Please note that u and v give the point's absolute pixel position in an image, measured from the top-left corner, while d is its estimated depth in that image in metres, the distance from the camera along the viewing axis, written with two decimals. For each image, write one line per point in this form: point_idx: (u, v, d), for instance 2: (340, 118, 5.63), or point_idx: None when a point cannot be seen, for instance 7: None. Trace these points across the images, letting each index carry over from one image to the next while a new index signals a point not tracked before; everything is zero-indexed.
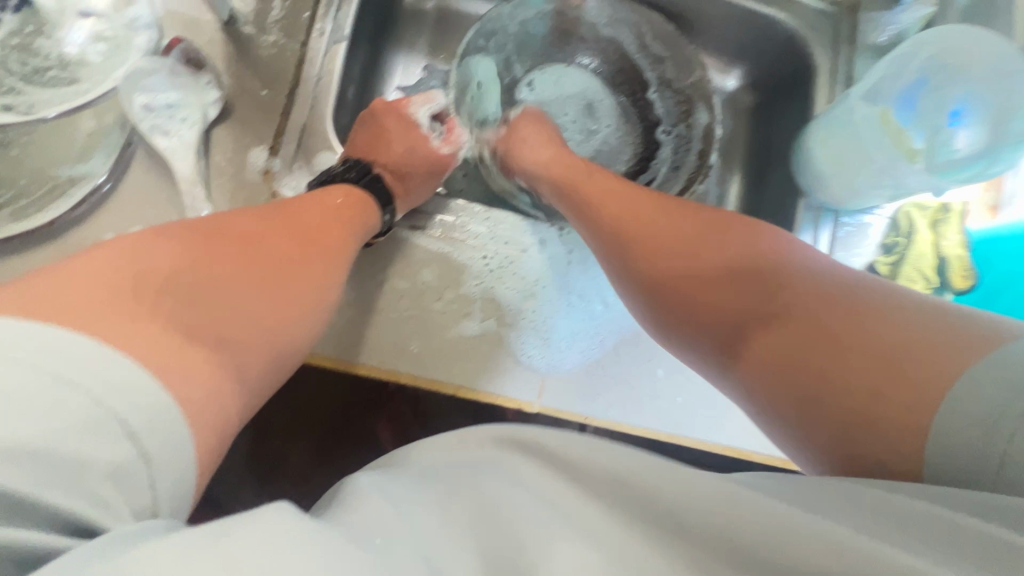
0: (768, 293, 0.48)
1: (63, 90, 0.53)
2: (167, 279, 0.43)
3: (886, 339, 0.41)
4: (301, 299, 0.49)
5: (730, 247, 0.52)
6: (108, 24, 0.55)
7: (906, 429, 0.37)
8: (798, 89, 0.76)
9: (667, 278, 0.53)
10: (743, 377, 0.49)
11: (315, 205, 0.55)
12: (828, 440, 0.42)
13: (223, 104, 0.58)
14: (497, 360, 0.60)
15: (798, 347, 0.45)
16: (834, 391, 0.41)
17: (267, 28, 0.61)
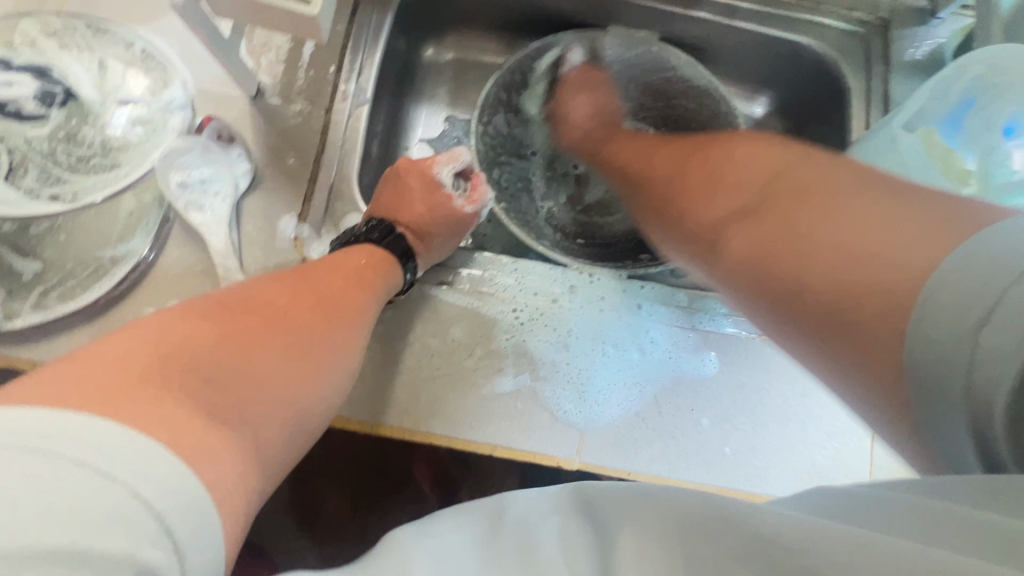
0: (774, 183, 0.46)
1: (105, 176, 0.55)
2: (190, 354, 0.40)
3: (895, 218, 0.37)
4: (328, 378, 0.47)
5: (732, 171, 0.51)
6: (146, 108, 0.58)
7: (882, 352, 0.34)
8: (831, 112, 0.73)
9: (670, 198, 0.56)
10: (727, 287, 0.48)
11: (339, 268, 0.55)
12: (769, 298, 0.43)
13: (253, 175, 0.59)
14: (532, 416, 0.58)
15: (781, 242, 0.42)
16: (853, 260, 0.37)
17: (292, 98, 0.62)
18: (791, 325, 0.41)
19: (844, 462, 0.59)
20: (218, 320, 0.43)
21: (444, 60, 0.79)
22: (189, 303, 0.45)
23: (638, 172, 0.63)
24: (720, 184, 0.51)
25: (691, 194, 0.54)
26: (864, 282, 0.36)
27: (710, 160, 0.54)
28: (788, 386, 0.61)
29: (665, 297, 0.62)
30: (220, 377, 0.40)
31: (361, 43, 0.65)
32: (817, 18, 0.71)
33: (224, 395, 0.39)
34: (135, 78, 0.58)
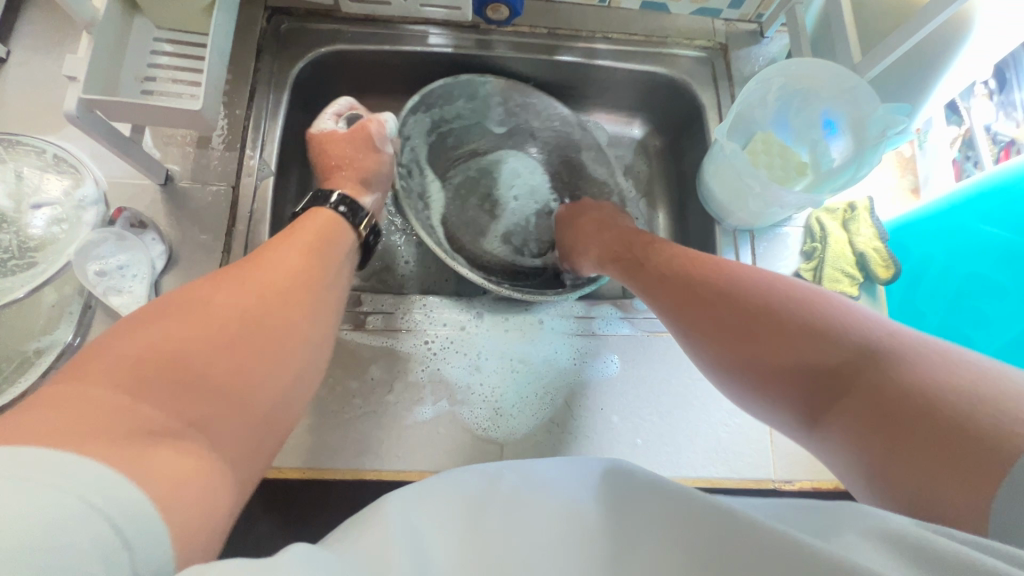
0: (798, 332, 0.46)
1: (24, 274, 0.59)
2: (128, 407, 0.37)
3: (908, 367, 0.39)
4: (261, 390, 0.46)
5: (745, 294, 0.51)
6: (61, 207, 0.62)
7: (932, 474, 0.33)
8: (694, 128, 0.82)
9: (677, 279, 0.58)
10: (773, 394, 0.47)
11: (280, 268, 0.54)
12: (818, 400, 0.43)
13: (168, 254, 0.64)
14: (454, 438, 0.62)
15: (844, 382, 0.42)
16: (862, 399, 0.40)
17: (201, 179, 0.68)
18: (815, 416, 0.44)
19: (745, 435, 0.65)
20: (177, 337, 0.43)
21: None
22: (83, 363, 0.40)
23: (659, 275, 0.61)
24: (747, 311, 0.50)
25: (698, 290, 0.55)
26: (951, 438, 0.33)
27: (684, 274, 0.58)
28: (687, 374, 0.67)
29: (564, 310, 0.69)
30: (152, 396, 0.39)
31: (261, 122, 0.72)
32: (666, 49, 0.81)
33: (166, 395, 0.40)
34: (51, 182, 0.63)
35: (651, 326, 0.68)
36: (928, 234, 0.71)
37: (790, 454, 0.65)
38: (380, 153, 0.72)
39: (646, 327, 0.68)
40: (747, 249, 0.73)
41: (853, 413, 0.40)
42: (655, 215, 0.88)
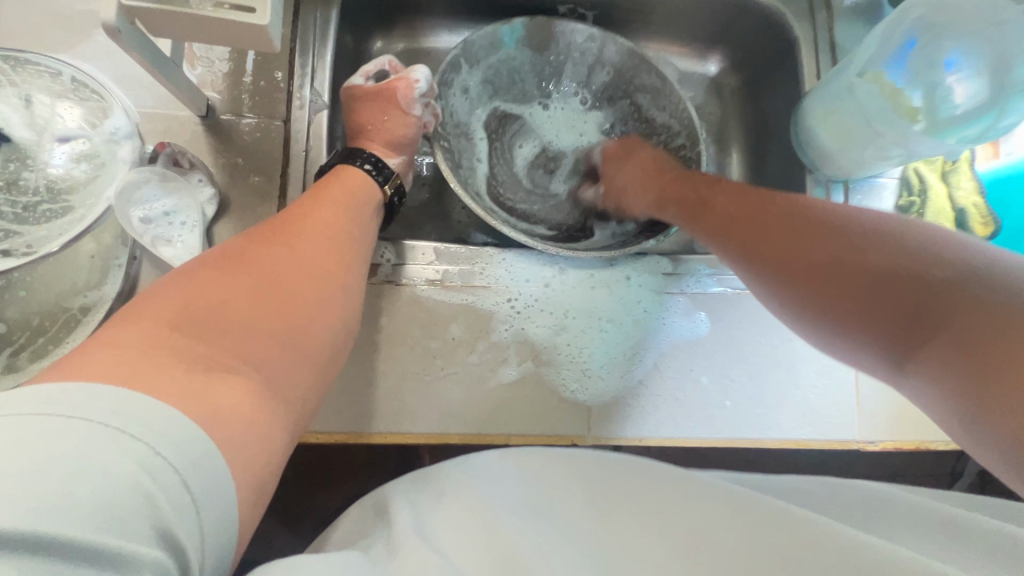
0: (863, 279, 0.42)
1: (59, 222, 0.51)
2: (168, 319, 0.37)
3: (976, 284, 0.36)
4: (316, 329, 0.44)
5: (812, 232, 0.47)
6: (87, 141, 0.53)
7: (1008, 384, 0.31)
8: (783, 66, 0.74)
9: (738, 221, 0.53)
10: (824, 329, 0.44)
11: (306, 207, 0.50)
12: (894, 349, 0.39)
13: (219, 199, 0.56)
14: (541, 400, 0.59)
15: (907, 318, 0.38)
16: (971, 315, 0.35)
17: (247, 112, 0.59)
18: (880, 356, 0.41)
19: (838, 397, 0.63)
20: (217, 276, 0.41)
21: (395, 52, 0.76)
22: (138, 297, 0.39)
23: (724, 210, 0.55)
24: (824, 236, 0.46)
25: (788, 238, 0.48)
26: (1002, 347, 0.32)
27: (756, 216, 0.52)
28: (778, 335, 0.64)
29: (651, 266, 0.64)
30: (205, 338, 0.37)
31: (309, 46, 0.62)
32: None
33: (215, 340, 0.37)
34: (69, 111, 0.53)
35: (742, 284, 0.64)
36: None
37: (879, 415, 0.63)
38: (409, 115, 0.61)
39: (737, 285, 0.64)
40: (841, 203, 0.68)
41: (947, 372, 0.35)
42: (730, 161, 0.81)
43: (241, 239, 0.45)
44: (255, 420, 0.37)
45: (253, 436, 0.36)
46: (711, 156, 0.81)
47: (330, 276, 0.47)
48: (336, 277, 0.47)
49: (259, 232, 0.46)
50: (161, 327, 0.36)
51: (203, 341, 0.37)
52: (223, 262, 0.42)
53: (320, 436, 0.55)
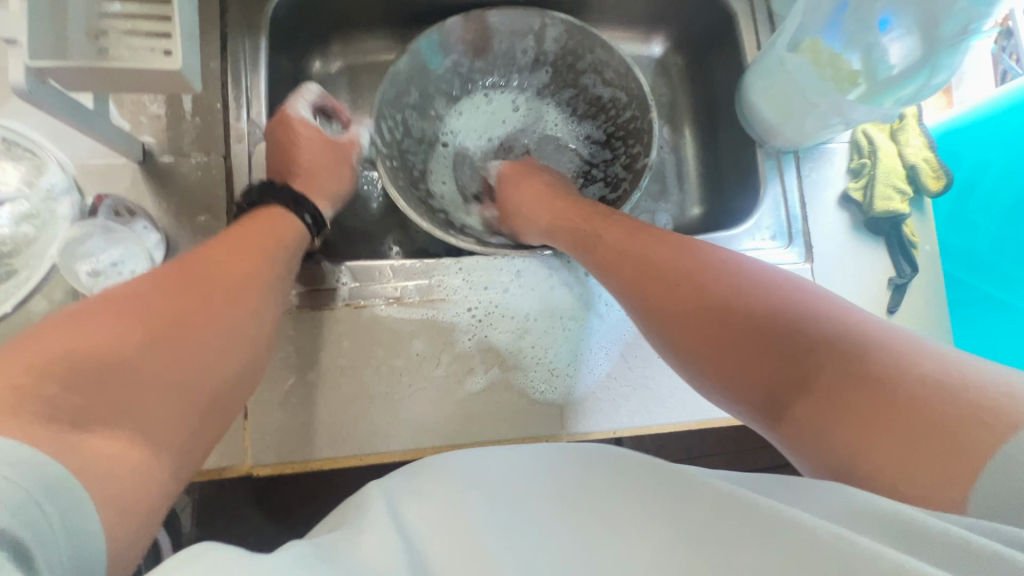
0: (771, 347, 0.42)
1: (5, 284, 0.52)
2: (51, 365, 0.36)
3: (890, 371, 0.37)
4: (217, 367, 0.44)
5: (679, 264, 0.50)
6: (25, 201, 0.53)
7: (906, 477, 0.33)
8: (725, 41, 0.73)
9: (640, 258, 0.52)
10: (738, 386, 0.44)
11: (223, 245, 0.50)
12: (789, 433, 0.41)
13: (166, 243, 0.57)
14: (512, 405, 0.59)
15: (823, 397, 0.39)
16: (852, 402, 0.37)
17: (185, 151, 0.59)
18: (802, 447, 0.40)
19: None
20: (93, 318, 0.40)
21: (335, 70, 0.75)
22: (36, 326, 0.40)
23: (606, 258, 0.55)
24: (708, 293, 0.47)
25: (670, 281, 0.49)
26: (951, 454, 0.32)
27: (666, 265, 0.50)
28: None
29: None
30: (85, 386, 0.37)
31: (241, 77, 0.61)
32: None
33: (96, 388, 0.37)
34: (2, 171, 0.53)
35: None
36: (985, 139, 0.68)
37: None
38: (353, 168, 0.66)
39: None
40: (792, 173, 0.68)
41: (830, 454, 0.37)
42: (684, 141, 0.81)
43: (140, 280, 0.45)
44: (129, 459, 0.36)
45: (124, 470, 0.35)
46: (665, 138, 0.81)
47: (230, 302, 0.46)
48: (236, 313, 0.46)
49: (161, 270, 0.46)
50: (37, 369, 0.36)
51: (81, 386, 0.36)
52: (109, 304, 0.42)
53: (296, 465, 0.56)
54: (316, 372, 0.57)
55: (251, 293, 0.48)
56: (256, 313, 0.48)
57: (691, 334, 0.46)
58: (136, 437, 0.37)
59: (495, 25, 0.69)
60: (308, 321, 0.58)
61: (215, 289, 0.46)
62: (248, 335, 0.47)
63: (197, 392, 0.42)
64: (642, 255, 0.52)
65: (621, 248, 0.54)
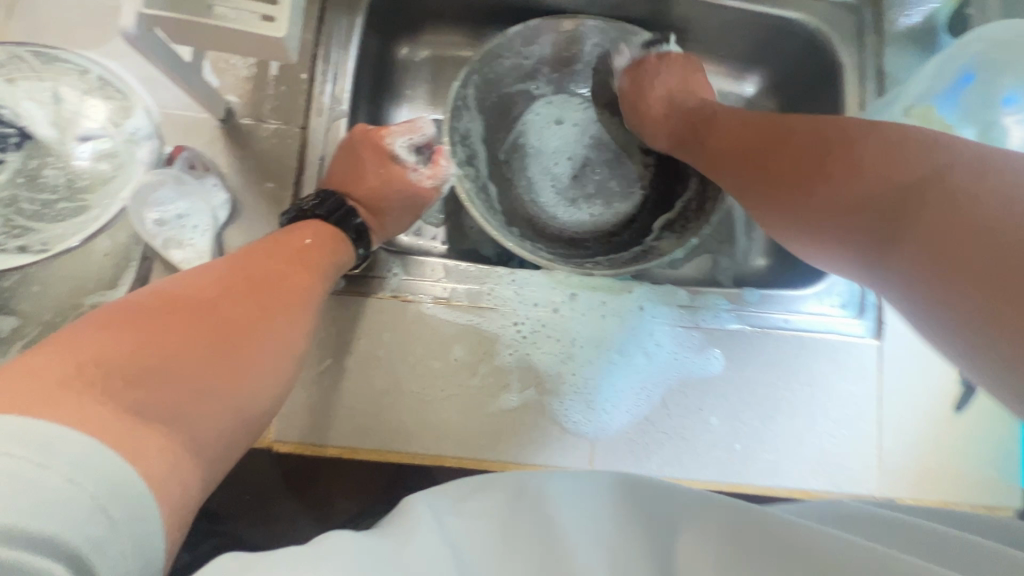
0: (903, 197, 0.40)
1: (73, 220, 0.51)
2: (116, 354, 0.34)
3: (985, 206, 0.36)
4: (270, 366, 0.42)
5: (896, 161, 0.41)
6: (109, 141, 0.54)
7: (1002, 277, 0.33)
8: (825, 94, 0.70)
9: (767, 161, 0.51)
10: (892, 269, 0.40)
11: (284, 250, 0.49)
12: (875, 237, 0.42)
13: (231, 204, 0.57)
14: (541, 429, 0.57)
15: (904, 222, 0.39)
16: (932, 222, 0.37)
17: (265, 116, 0.59)
18: (901, 278, 0.40)
19: (854, 449, 0.60)
20: (158, 321, 0.38)
21: (420, 58, 0.74)
22: (102, 311, 0.38)
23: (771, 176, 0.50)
24: (858, 177, 0.43)
25: (817, 180, 0.46)
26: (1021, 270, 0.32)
27: (806, 148, 0.48)
28: (795, 378, 0.61)
29: (667, 296, 0.61)
30: (150, 386, 0.34)
31: (331, 51, 0.61)
32: None
33: (163, 388, 0.35)
34: (94, 108, 0.54)
35: (760, 321, 0.61)
36: None
37: (895, 472, 0.60)
38: (414, 178, 0.61)
39: (755, 322, 0.61)
40: None
41: (909, 254, 0.39)
42: None
43: (199, 282, 0.43)
44: (179, 469, 0.33)
45: (174, 479, 0.33)
46: None
47: (285, 319, 0.44)
48: (292, 328, 0.44)
49: (224, 273, 0.44)
50: (96, 358, 0.34)
51: (146, 387, 0.34)
52: (177, 305, 0.40)
53: (315, 448, 0.55)
54: (352, 360, 0.56)
55: (305, 315, 0.46)
56: (307, 332, 0.46)
57: (814, 204, 0.46)
58: (189, 446, 0.35)
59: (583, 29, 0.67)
60: (352, 305, 0.57)
61: (273, 299, 0.44)
62: (298, 358, 0.45)
63: (247, 405, 0.39)
64: (784, 158, 0.49)
65: (751, 138, 0.53)
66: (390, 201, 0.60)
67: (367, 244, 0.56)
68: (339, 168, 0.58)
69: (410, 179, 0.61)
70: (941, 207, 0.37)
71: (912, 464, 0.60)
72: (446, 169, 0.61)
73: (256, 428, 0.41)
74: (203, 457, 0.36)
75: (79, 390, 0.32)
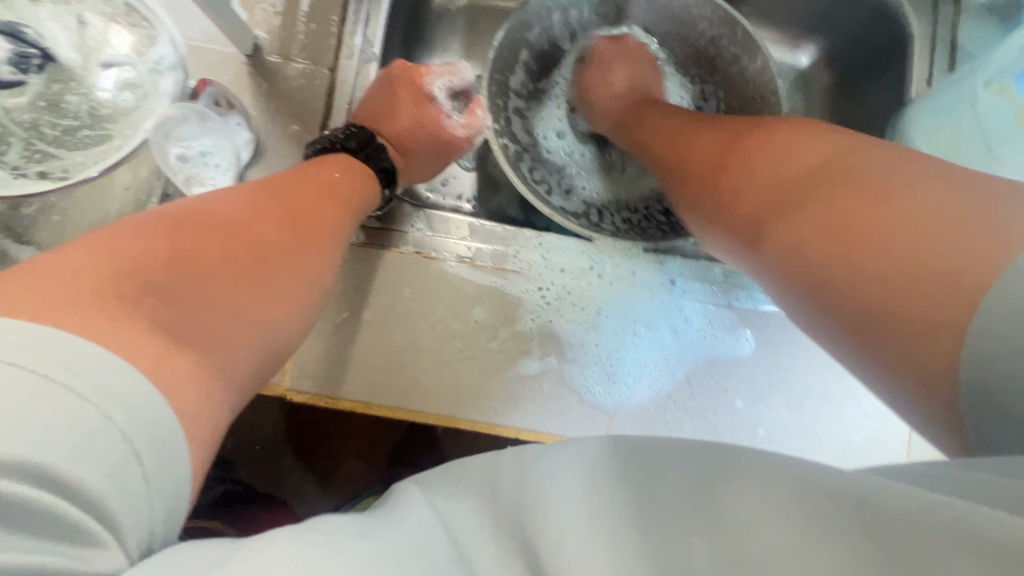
0: (788, 153, 0.39)
1: (95, 149, 0.50)
2: (149, 269, 0.34)
3: (930, 214, 0.30)
4: (297, 297, 0.41)
5: (768, 160, 0.40)
6: (133, 70, 0.52)
7: (925, 295, 0.29)
8: (887, 68, 0.65)
9: (694, 162, 0.47)
10: (824, 314, 0.35)
11: (312, 181, 0.47)
12: (809, 293, 0.35)
13: (255, 144, 0.55)
14: (561, 399, 0.56)
15: (824, 220, 0.34)
16: (833, 208, 0.34)
17: (293, 55, 0.56)
18: (828, 318, 0.34)
19: (882, 443, 0.57)
20: (192, 237, 0.37)
21: (456, 7, 0.71)
22: (135, 219, 0.37)
23: (671, 156, 0.51)
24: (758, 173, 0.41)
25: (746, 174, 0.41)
26: (927, 272, 0.29)
27: (758, 170, 0.41)
28: (828, 364, 0.58)
29: (699, 272, 0.59)
30: (180, 308, 0.34)
31: None
32: None
33: (191, 308, 0.34)
34: (118, 35, 0.52)
35: None
36: None
37: None
38: (449, 124, 0.59)
39: None
40: None
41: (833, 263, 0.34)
42: None
43: (232, 203, 0.41)
44: (210, 396, 0.33)
45: (203, 411, 0.32)
46: None
47: (312, 254, 0.43)
48: (323, 260, 0.44)
49: (257, 196, 0.43)
50: (124, 270, 0.33)
51: (174, 309, 0.34)
52: (208, 225, 0.39)
53: (330, 401, 0.54)
54: (371, 314, 0.55)
55: (334, 253, 0.45)
56: (334, 272, 0.45)
57: (772, 235, 0.38)
58: (221, 369, 0.34)
59: None
60: (372, 258, 0.55)
61: (304, 230, 0.43)
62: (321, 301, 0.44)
63: (271, 336, 0.39)
64: (736, 163, 0.43)
65: (701, 147, 0.47)
66: (421, 141, 0.59)
67: (393, 186, 0.56)
68: (369, 103, 0.56)
69: (444, 124, 0.59)
70: (835, 199, 0.34)
71: (941, 462, 0.57)
72: (482, 120, 0.59)
73: (278, 362, 0.40)
74: (233, 386, 0.35)
75: (110, 305, 0.31)
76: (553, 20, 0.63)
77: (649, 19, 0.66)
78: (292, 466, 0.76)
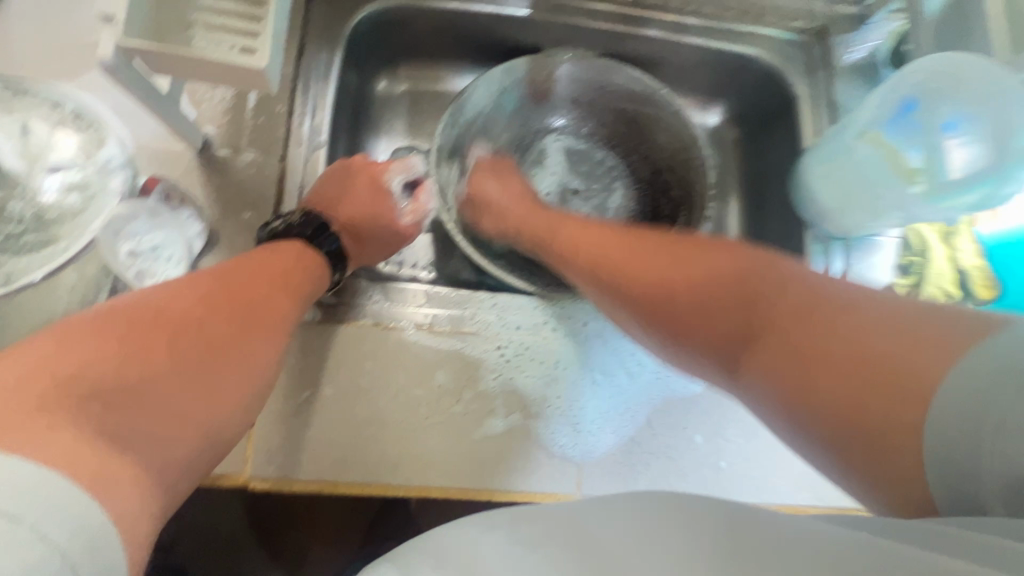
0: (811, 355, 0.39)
1: (39, 253, 0.50)
2: (94, 373, 0.34)
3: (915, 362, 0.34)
4: (241, 389, 0.42)
5: (789, 320, 0.42)
6: (79, 171, 0.53)
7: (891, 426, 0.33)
8: (782, 122, 0.74)
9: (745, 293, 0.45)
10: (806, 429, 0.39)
11: (263, 270, 0.49)
12: (823, 426, 0.37)
13: (207, 235, 0.56)
14: (527, 454, 0.56)
15: (853, 393, 0.36)
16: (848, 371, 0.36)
17: (242, 147, 0.59)
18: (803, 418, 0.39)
19: None
20: (137, 336, 0.37)
21: (398, 92, 0.76)
22: (75, 318, 0.37)
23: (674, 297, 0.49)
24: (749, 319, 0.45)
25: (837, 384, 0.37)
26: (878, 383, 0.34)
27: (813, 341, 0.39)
28: None
29: None
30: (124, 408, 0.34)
31: (309, 84, 0.62)
32: (759, 28, 0.72)
33: (136, 411, 0.34)
34: (65, 140, 0.53)
35: None
36: None
37: None
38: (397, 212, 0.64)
39: None
40: (840, 259, 0.66)
41: (841, 416, 0.36)
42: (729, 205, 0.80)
43: (180, 296, 0.42)
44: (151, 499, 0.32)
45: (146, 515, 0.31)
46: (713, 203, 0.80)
47: (260, 344, 0.44)
48: (270, 351, 0.45)
49: (206, 287, 0.44)
50: (66, 374, 0.32)
51: (120, 412, 0.33)
52: (154, 321, 0.39)
53: (291, 485, 0.53)
54: (331, 389, 0.55)
55: (282, 340, 0.46)
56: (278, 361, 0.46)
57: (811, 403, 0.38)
58: (161, 470, 0.34)
59: (563, 69, 0.70)
60: (330, 334, 0.56)
61: (252, 321, 0.45)
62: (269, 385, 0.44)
63: (212, 430, 0.39)
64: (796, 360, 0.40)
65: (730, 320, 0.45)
66: (371, 228, 0.62)
67: (342, 268, 0.58)
68: (324, 189, 0.59)
69: (394, 215, 0.64)
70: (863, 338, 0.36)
71: None
72: (428, 206, 0.64)
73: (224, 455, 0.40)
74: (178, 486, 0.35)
75: (51, 414, 0.30)
76: (490, 103, 0.69)
77: (575, 94, 0.74)
78: (251, 560, 0.72)
